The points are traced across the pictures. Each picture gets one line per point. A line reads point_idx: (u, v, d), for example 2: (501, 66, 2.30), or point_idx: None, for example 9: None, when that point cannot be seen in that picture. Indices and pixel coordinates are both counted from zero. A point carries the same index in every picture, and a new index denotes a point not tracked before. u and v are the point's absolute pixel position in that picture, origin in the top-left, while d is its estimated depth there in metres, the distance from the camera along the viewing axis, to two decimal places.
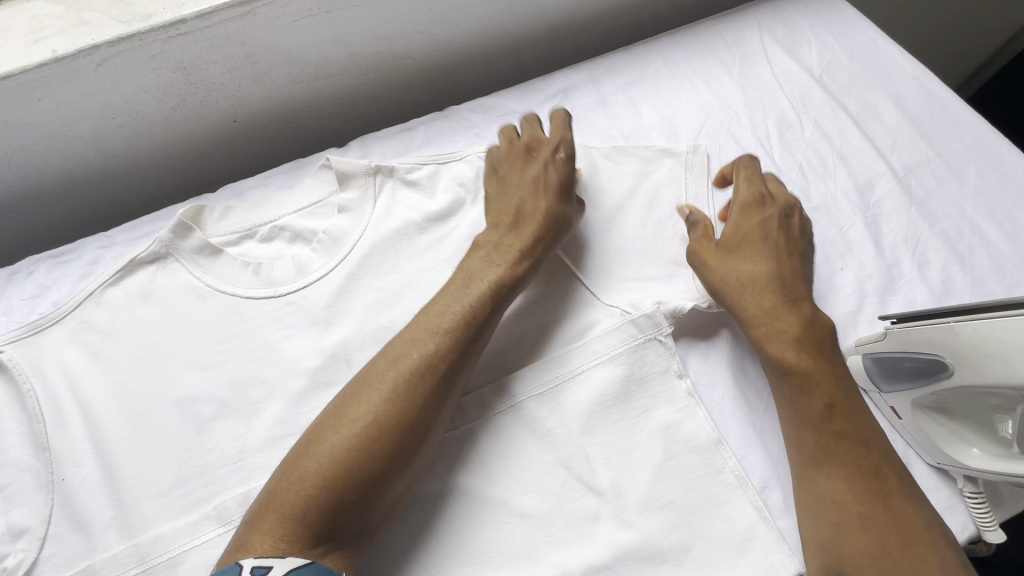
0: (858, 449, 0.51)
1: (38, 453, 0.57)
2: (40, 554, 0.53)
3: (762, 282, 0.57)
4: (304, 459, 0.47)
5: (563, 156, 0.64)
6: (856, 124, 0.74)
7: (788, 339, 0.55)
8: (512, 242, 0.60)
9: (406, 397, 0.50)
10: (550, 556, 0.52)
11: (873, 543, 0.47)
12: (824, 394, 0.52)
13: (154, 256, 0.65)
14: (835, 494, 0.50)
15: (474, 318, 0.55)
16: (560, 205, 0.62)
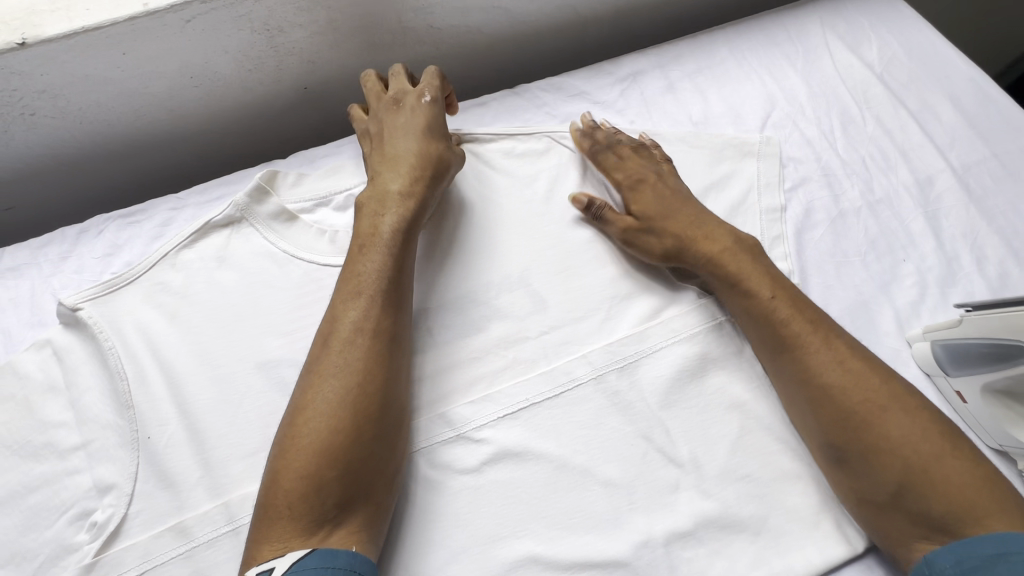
0: (821, 331, 0.56)
1: (121, 411, 0.57)
2: (128, 510, 0.53)
3: (696, 227, 0.64)
4: (280, 464, 0.47)
5: (430, 99, 0.65)
6: (916, 122, 0.76)
7: (727, 257, 0.61)
8: (397, 191, 0.60)
9: (343, 367, 0.50)
10: (634, 522, 0.54)
11: (856, 422, 0.52)
12: (766, 289, 0.59)
13: (229, 220, 0.65)
14: (805, 374, 0.55)
15: (388, 266, 0.55)
16: (436, 145, 0.63)
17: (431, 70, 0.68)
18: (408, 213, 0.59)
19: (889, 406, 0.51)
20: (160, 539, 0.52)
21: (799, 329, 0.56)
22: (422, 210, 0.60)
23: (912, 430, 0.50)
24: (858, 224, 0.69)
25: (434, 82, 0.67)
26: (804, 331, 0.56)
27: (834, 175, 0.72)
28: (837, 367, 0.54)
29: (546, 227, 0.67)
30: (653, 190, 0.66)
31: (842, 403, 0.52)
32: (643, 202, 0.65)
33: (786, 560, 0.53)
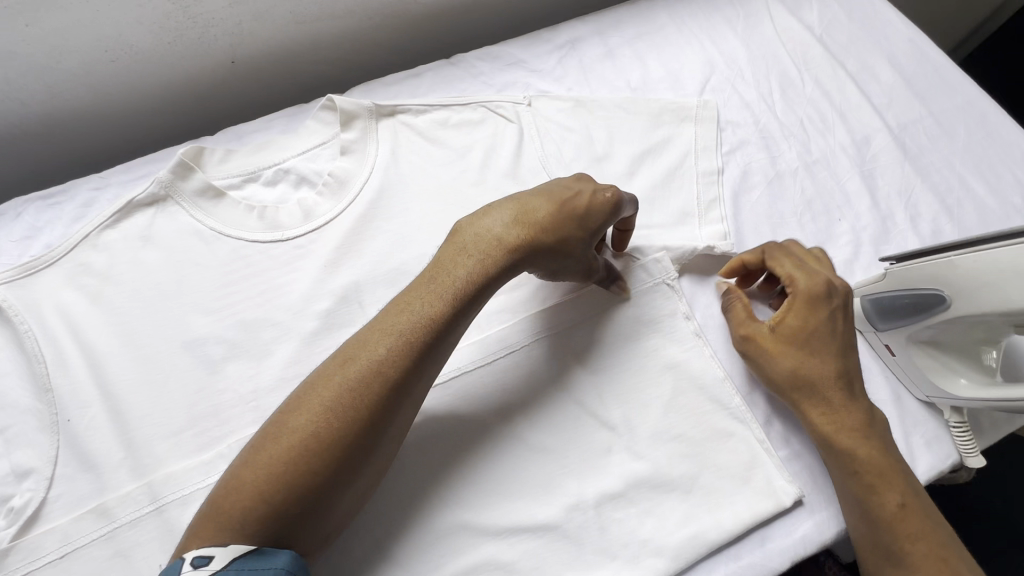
0: (913, 506, 0.49)
1: (40, 395, 0.55)
2: (48, 493, 0.52)
3: (820, 377, 0.53)
4: (245, 469, 0.43)
5: (608, 196, 0.54)
6: (854, 82, 0.75)
7: (842, 434, 0.52)
8: (496, 239, 0.51)
9: (353, 405, 0.44)
10: (566, 486, 0.54)
11: (892, 546, 0.48)
12: (893, 494, 0.49)
13: (153, 198, 0.62)
14: (866, 510, 0.50)
15: (438, 327, 0.48)
16: (568, 240, 0.53)
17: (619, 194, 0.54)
18: (494, 269, 0.50)
19: None
20: (81, 522, 0.51)
21: (867, 460, 0.50)
22: (502, 279, 0.52)
23: None
24: (794, 184, 0.69)
25: (631, 204, 0.56)
26: (837, 422, 0.52)
27: (771, 137, 0.72)
28: (862, 447, 0.51)
29: (481, 196, 0.66)
30: (803, 314, 0.55)
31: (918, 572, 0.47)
32: (796, 323, 0.55)
33: (716, 516, 0.53)
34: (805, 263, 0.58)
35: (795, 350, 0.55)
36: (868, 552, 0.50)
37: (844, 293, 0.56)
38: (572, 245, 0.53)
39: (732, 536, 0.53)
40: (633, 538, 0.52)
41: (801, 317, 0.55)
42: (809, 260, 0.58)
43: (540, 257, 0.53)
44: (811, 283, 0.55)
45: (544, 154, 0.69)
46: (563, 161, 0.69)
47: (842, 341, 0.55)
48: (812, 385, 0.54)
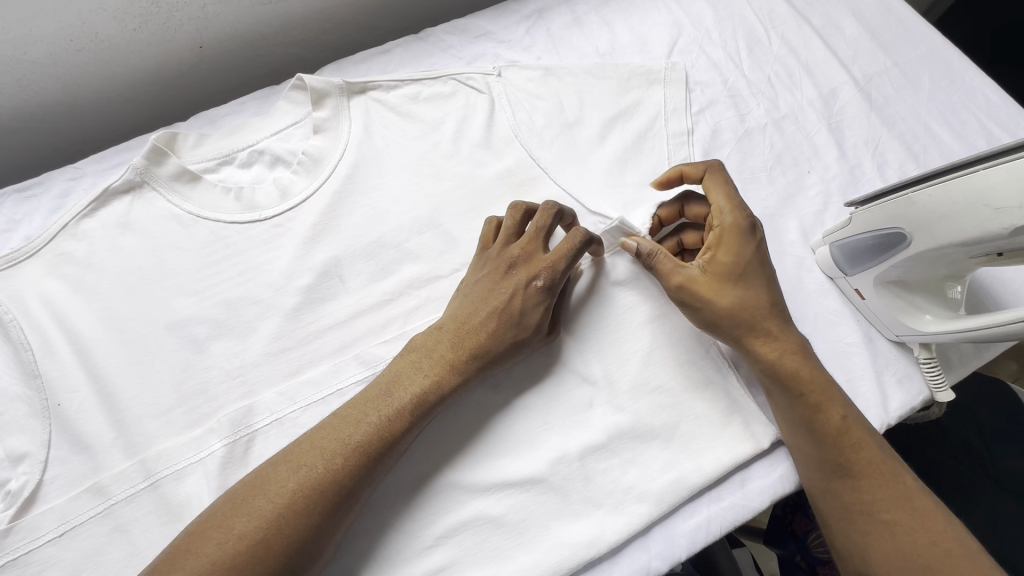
0: (849, 425, 0.52)
1: (28, 381, 0.56)
2: (44, 476, 0.53)
3: (753, 305, 0.54)
4: (192, 551, 0.43)
5: (543, 283, 0.54)
6: (820, 38, 0.76)
7: (787, 358, 0.53)
8: (443, 359, 0.52)
9: (300, 520, 0.44)
10: (549, 441, 0.55)
11: (839, 459, 0.51)
12: (833, 411, 0.52)
13: (129, 185, 0.62)
14: (812, 426, 0.52)
15: (386, 440, 0.48)
16: (510, 334, 0.53)
17: (579, 234, 0.55)
18: (446, 388, 0.51)
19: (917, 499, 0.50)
20: (77, 501, 0.52)
21: (815, 381, 0.53)
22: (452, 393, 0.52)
23: (930, 533, 0.48)
24: (763, 140, 0.70)
25: (569, 267, 0.55)
26: (779, 348, 0.54)
27: (739, 95, 0.73)
28: (801, 367, 0.53)
29: (455, 168, 0.67)
30: (734, 249, 0.55)
31: (862, 489, 0.50)
32: (727, 257, 0.55)
33: (696, 460, 0.55)
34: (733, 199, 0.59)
35: (735, 283, 0.54)
36: (815, 469, 0.53)
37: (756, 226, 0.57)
38: (523, 341, 0.54)
39: (712, 479, 0.55)
40: (616, 487, 0.54)
41: (733, 250, 0.55)
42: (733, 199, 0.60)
43: (492, 365, 0.53)
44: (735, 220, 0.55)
45: (516, 123, 0.69)
46: (535, 129, 0.69)
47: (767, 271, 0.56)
48: (751, 318, 0.54)
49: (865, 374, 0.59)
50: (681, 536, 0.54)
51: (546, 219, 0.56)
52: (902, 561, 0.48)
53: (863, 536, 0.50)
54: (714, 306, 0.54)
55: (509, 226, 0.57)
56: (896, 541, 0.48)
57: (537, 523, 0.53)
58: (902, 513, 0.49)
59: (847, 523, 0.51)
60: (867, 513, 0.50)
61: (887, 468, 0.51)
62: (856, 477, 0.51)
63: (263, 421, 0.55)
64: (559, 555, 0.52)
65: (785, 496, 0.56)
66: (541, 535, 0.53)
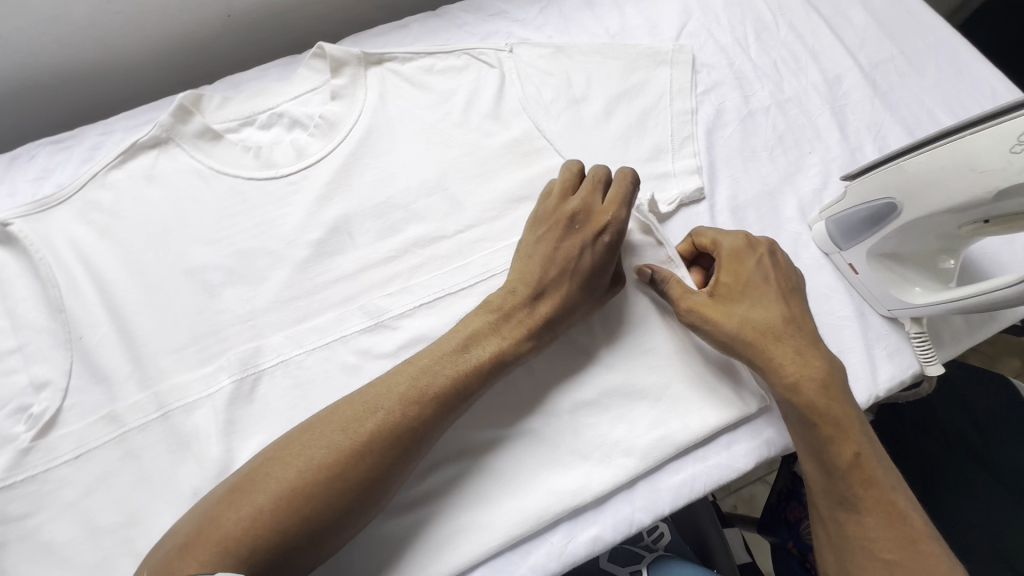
0: (868, 460, 0.51)
1: (54, 316, 0.59)
2: (63, 402, 0.56)
3: (767, 324, 0.55)
4: (258, 480, 0.45)
5: (611, 237, 0.56)
6: (827, 26, 0.77)
7: (806, 386, 0.52)
8: (519, 310, 0.54)
9: (373, 458, 0.47)
10: (543, 396, 0.56)
11: (845, 492, 0.51)
12: (850, 443, 0.51)
13: (156, 141, 0.66)
14: (822, 454, 0.52)
15: (462, 389, 0.50)
16: (583, 288, 0.55)
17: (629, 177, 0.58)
18: (520, 335, 0.53)
19: (924, 545, 0.48)
20: (93, 427, 0.55)
21: (838, 414, 0.52)
22: (523, 349, 0.54)
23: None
24: (766, 121, 0.72)
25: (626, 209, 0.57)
26: (800, 370, 0.53)
27: (744, 78, 0.74)
28: (817, 397, 0.52)
29: (464, 136, 0.70)
30: (734, 270, 0.57)
31: (865, 525, 0.50)
32: (730, 277, 0.57)
33: (680, 415, 0.57)
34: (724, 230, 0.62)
35: (742, 304, 0.55)
36: (821, 497, 0.53)
37: (763, 244, 0.59)
38: (592, 296, 0.56)
39: (697, 438, 0.56)
40: (604, 441, 0.56)
41: (732, 271, 0.57)
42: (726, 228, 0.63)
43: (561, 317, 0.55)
44: (732, 242, 0.59)
45: (524, 97, 0.72)
46: (544, 104, 0.71)
47: (779, 287, 0.57)
48: (763, 336, 0.54)
49: (856, 345, 0.60)
50: (664, 492, 0.55)
51: (598, 175, 0.58)
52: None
53: (860, 572, 0.49)
54: (720, 328, 0.55)
55: (564, 177, 0.59)
56: None
57: (525, 471, 0.54)
58: (904, 554, 0.48)
59: (846, 557, 0.50)
60: (866, 549, 0.49)
61: (896, 508, 0.49)
62: (862, 513, 0.50)
63: (270, 362, 0.58)
64: (544, 502, 0.53)
65: (769, 459, 0.58)
66: (531, 482, 0.54)
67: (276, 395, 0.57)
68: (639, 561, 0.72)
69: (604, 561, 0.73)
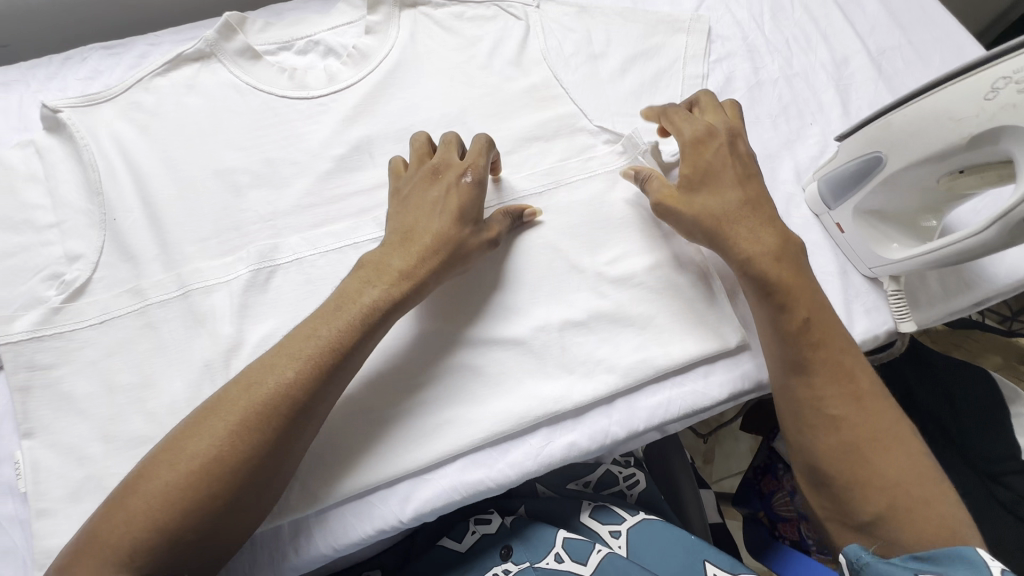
0: (817, 325, 0.58)
1: (92, 198, 0.64)
2: (93, 274, 0.61)
3: (754, 245, 0.59)
4: (147, 479, 0.47)
5: (471, 179, 0.58)
6: (840, 11, 0.80)
7: (765, 262, 0.58)
8: (395, 267, 0.55)
9: (248, 439, 0.48)
10: (535, 311, 0.62)
11: (800, 357, 0.58)
12: (801, 310, 0.58)
13: (199, 55, 0.69)
14: (780, 324, 0.58)
15: (340, 347, 0.51)
16: (455, 231, 0.57)
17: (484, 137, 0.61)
18: (398, 299, 0.54)
19: (864, 398, 0.57)
20: (119, 297, 0.59)
21: (791, 283, 0.58)
22: (401, 305, 0.55)
23: (866, 428, 0.56)
24: (773, 92, 0.76)
25: (487, 156, 0.60)
26: (757, 247, 0.58)
27: (757, 51, 0.78)
28: (771, 268, 0.58)
29: (486, 79, 0.74)
30: (694, 157, 0.61)
31: (813, 386, 0.58)
32: (689, 167, 0.61)
33: (660, 339, 0.62)
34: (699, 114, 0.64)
35: (702, 194, 0.60)
36: (778, 367, 0.60)
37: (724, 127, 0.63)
38: (467, 247, 0.58)
39: (677, 364, 0.61)
40: (590, 358, 0.60)
41: (691, 159, 0.61)
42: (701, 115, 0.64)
43: (440, 265, 0.57)
44: (694, 128, 0.62)
45: (546, 48, 0.75)
46: (563, 56, 0.75)
47: (766, 214, 0.60)
48: (723, 221, 0.59)
49: (836, 299, 0.63)
50: (642, 410, 0.60)
51: (452, 138, 0.61)
52: (842, 450, 0.56)
53: (814, 429, 0.57)
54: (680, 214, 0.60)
55: (422, 142, 0.62)
56: (840, 433, 0.56)
57: (513, 377, 0.59)
58: (849, 409, 0.56)
59: (803, 415, 0.58)
60: (818, 408, 0.57)
61: (842, 369, 0.58)
62: (812, 374, 0.58)
63: (285, 258, 0.62)
64: (528, 404, 0.58)
65: (744, 392, 0.62)
66: (515, 386, 0.59)
67: (289, 288, 0.62)
68: (620, 520, 0.68)
69: (585, 517, 0.70)
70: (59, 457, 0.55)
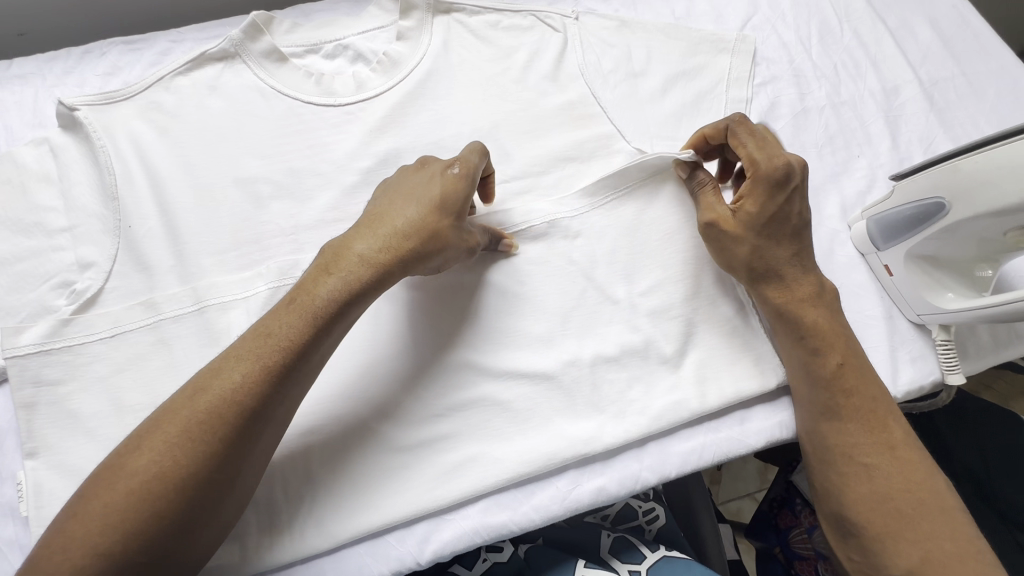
0: (852, 373, 0.56)
1: (107, 203, 0.61)
2: (105, 284, 0.58)
3: (799, 296, 0.58)
4: (85, 504, 0.43)
5: (459, 172, 0.55)
6: (892, 37, 0.77)
7: (804, 308, 0.57)
8: (359, 254, 0.51)
9: (195, 450, 0.44)
10: (565, 344, 0.59)
11: (831, 402, 0.56)
12: (835, 354, 0.56)
13: (224, 54, 0.66)
14: (810, 368, 0.57)
15: (297, 345, 0.48)
16: (426, 218, 0.53)
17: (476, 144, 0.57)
18: (357, 288, 0.51)
19: (900, 450, 0.54)
20: (131, 310, 0.56)
21: (825, 330, 0.57)
22: (364, 297, 0.51)
23: (902, 482, 0.52)
24: (819, 120, 0.72)
25: (480, 159, 0.57)
26: (795, 294, 0.58)
27: (803, 76, 0.75)
28: (818, 318, 0.57)
29: (521, 92, 0.70)
30: (762, 199, 0.56)
31: (845, 432, 0.55)
32: (753, 208, 0.57)
33: (697, 380, 0.59)
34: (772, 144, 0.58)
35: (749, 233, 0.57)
36: (808, 410, 0.58)
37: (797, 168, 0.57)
38: (441, 237, 0.53)
39: (713, 408, 0.59)
40: (621, 397, 0.59)
41: (758, 200, 0.57)
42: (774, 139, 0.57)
43: (410, 253, 0.53)
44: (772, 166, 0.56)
45: (584, 63, 0.72)
46: (601, 72, 0.72)
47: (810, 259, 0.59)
48: (768, 266, 0.58)
49: (880, 345, 0.61)
50: (674, 456, 0.58)
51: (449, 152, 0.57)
52: (874, 502, 0.52)
53: (843, 478, 0.54)
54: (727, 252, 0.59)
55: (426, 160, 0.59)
56: (872, 483, 0.53)
57: (542, 415, 0.57)
58: (883, 459, 0.53)
59: (831, 462, 0.55)
60: (848, 456, 0.54)
61: (876, 417, 0.55)
62: (843, 421, 0.55)
63: None
64: (557, 445, 0.56)
65: (782, 441, 0.61)
66: (544, 425, 0.57)
67: None
68: (639, 559, 0.64)
69: (606, 554, 0.65)
70: (64, 480, 0.53)
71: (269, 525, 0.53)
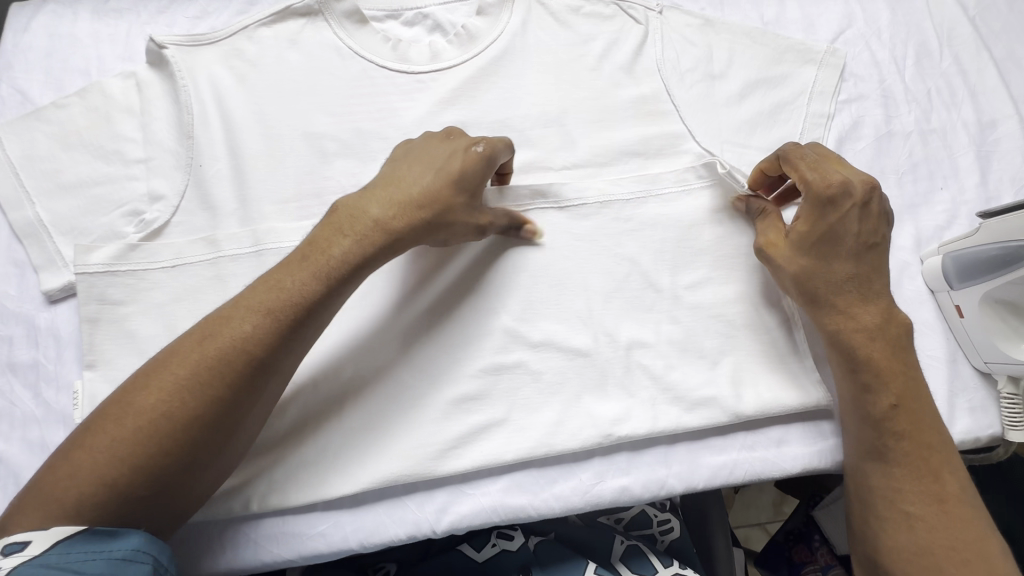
0: (907, 416, 0.53)
1: (182, 140, 0.63)
2: (172, 218, 0.60)
3: (854, 324, 0.54)
4: (93, 432, 0.45)
5: (481, 151, 0.54)
6: (996, 68, 0.72)
7: (858, 339, 0.54)
8: (376, 219, 0.52)
9: (200, 393, 0.45)
10: (603, 319, 0.59)
11: (877, 442, 0.53)
12: (889, 394, 0.53)
13: (307, 10, 0.67)
14: (861, 404, 0.54)
15: (309, 298, 0.49)
16: (444, 193, 0.54)
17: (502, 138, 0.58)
18: (371, 251, 0.51)
19: (950, 502, 0.51)
20: (194, 245, 0.58)
21: (882, 365, 0.53)
22: (376, 261, 0.52)
23: (947, 537, 0.49)
24: (903, 146, 0.69)
25: (506, 149, 0.56)
26: (853, 323, 0.54)
27: (893, 98, 0.71)
28: (874, 350, 0.54)
29: (593, 81, 0.69)
30: (813, 218, 0.55)
31: (890, 475, 0.52)
32: (807, 225, 0.56)
33: (737, 390, 0.58)
34: (825, 164, 0.57)
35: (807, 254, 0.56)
36: (852, 447, 0.55)
37: (858, 191, 0.55)
38: (456, 213, 0.54)
39: (748, 416, 0.57)
40: (658, 402, 0.57)
41: (809, 218, 0.56)
42: (829, 163, 0.57)
43: (421, 223, 0.53)
44: (822, 184, 0.55)
45: (662, 58, 0.70)
46: (680, 69, 0.69)
47: (874, 286, 0.55)
48: (824, 289, 0.55)
49: (939, 388, 0.58)
50: (703, 468, 0.57)
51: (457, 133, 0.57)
52: (912, 553, 0.50)
53: (881, 522, 0.52)
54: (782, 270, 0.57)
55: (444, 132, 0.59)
56: (912, 533, 0.50)
57: (572, 390, 0.57)
58: (928, 509, 0.50)
59: (871, 503, 0.53)
60: (890, 501, 0.52)
61: (927, 465, 0.52)
62: (890, 464, 0.52)
63: None
64: (581, 423, 0.56)
65: (817, 469, 0.58)
66: (573, 401, 0.57)
67: None
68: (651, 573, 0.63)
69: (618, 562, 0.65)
70: None
71: (296, 467, 0.54)
